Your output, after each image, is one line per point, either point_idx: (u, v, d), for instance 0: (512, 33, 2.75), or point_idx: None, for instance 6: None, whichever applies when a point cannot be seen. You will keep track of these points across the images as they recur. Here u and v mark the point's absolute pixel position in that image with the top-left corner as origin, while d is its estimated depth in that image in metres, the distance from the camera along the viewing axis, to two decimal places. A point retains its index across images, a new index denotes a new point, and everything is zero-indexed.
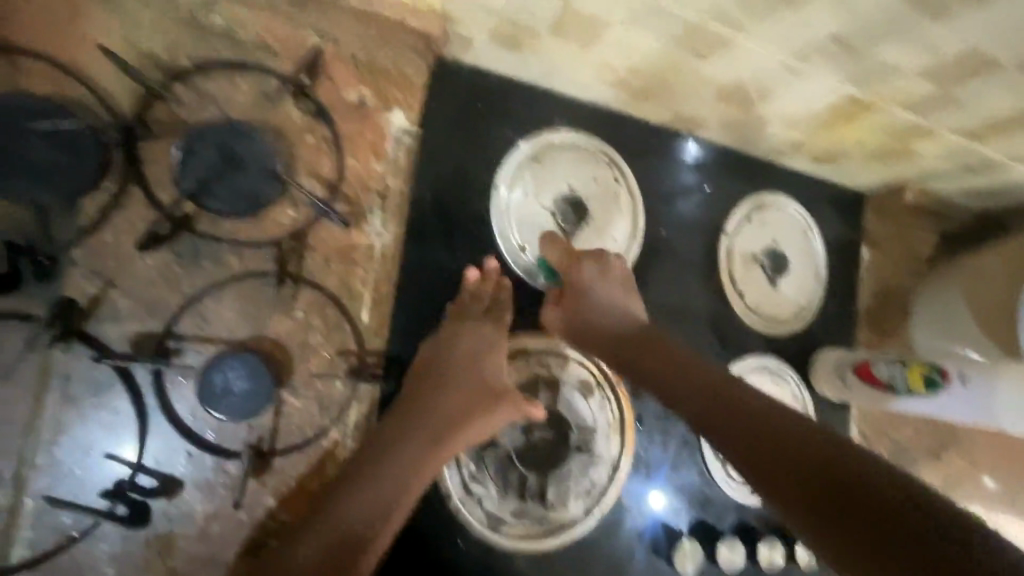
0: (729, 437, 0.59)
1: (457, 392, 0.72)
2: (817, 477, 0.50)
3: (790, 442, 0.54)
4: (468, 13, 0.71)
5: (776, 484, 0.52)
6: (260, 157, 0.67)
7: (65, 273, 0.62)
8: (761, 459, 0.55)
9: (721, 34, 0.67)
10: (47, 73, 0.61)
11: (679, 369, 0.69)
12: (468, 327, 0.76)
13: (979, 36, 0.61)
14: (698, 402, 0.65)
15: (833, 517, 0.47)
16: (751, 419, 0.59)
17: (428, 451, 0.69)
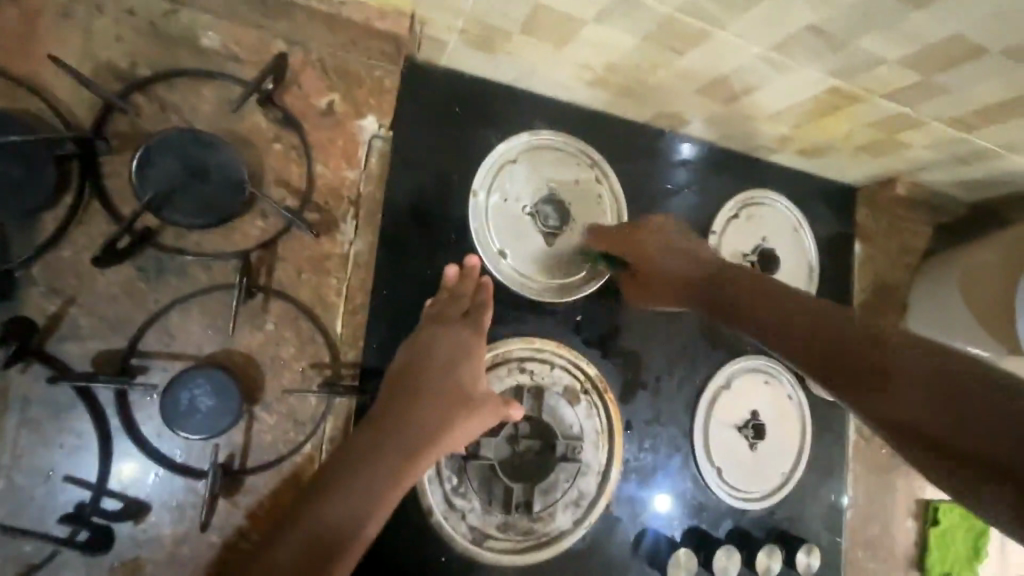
0: (806, 359, 0.61)
1: (432, 401, 0.68)
2: (903, 361, 0.52)
3: (866, 337, 0.56)
4: (436, 14, 0.69)
5: (859, 389, 0.54)
6: (225, 165, 0.65)
7: (23, 290, 0.60)
8: (843, 361, 0.57)
9: (697, 28, 0.65)
10: (1, 86, 0.60)
11: (745, 296, 0.70)
12: (444, 330, 0.73)
13: (960, 23, 0.59)
14: (765, 320, 0.67)
15: (921, 418, 0.48)
16: (823, 322, 0.61)
17: (401, 462, 0.64)
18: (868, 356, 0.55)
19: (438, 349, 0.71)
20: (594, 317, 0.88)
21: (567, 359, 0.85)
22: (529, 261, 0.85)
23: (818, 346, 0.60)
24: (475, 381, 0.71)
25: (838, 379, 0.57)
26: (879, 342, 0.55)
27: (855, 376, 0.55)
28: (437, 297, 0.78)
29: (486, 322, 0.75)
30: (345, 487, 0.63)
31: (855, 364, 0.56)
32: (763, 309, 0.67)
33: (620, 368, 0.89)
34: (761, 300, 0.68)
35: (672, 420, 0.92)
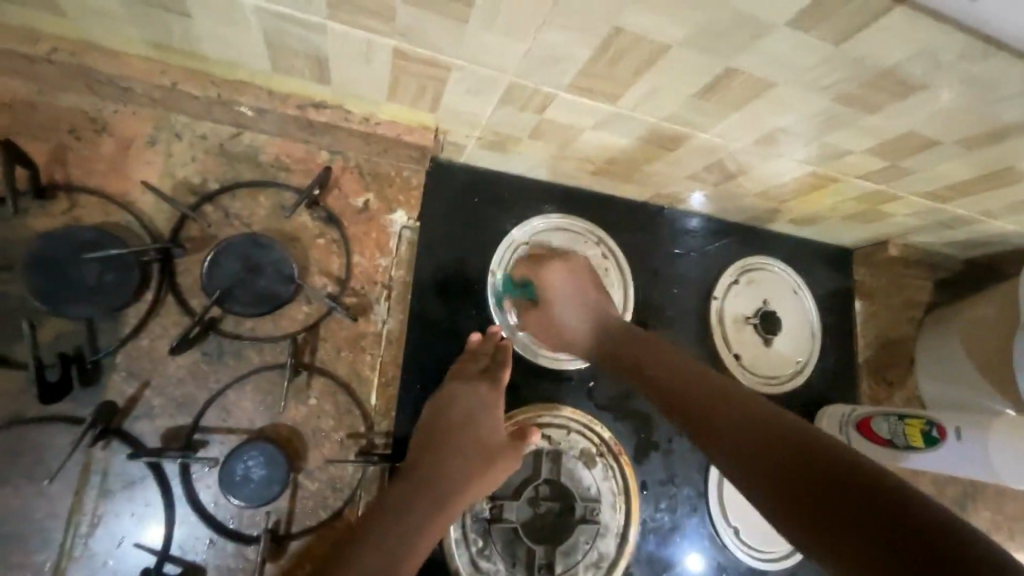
0: (744, 462, 0.54)
1: (461, 450, 0.75)
2: (855, 488, 0.45)
3: (817, 452, 0.49)
4: (456, 126, 0.80)
5: (801, 515, 0.47)
6: (277, 262, 0.75)
7: (107, 376, 0.70)
8: (787, 476, 0.50)
9: (681, 131, 0.75)
10: (98, 204, 0.72)
11: (700, 391, 0.64)
12: (466, 390, 0.81)
13: (911, 122, 0.68)
14: (712, 420, 0.60)
15: (822, 501, 0.46)
16: (772, 433, 0.54)
17: (436, 508, 0.71)
18: (816, 481, 0.47)
19: (461, 405, 0.79)
20: (606, 382, 0.94)
21: (583, 422, 0.90)
22: None
23: (756, 460, 0.53)
24: (496, 431, 0.79)
25: (780, 497, 0.49)
26: (827, 465, 0.48)
27: (797, 500, 0.48)
28: (458, 359, 0.86)
29: (503, 377, 0.83)
30: (385, 531, 0.68)
31: (795, 491, 0.48)
32: (676, 387, 0.66)
33: (632, 430, 0.94)
34: (676, 378, 0.67)
35: (686, 480, 0.96)
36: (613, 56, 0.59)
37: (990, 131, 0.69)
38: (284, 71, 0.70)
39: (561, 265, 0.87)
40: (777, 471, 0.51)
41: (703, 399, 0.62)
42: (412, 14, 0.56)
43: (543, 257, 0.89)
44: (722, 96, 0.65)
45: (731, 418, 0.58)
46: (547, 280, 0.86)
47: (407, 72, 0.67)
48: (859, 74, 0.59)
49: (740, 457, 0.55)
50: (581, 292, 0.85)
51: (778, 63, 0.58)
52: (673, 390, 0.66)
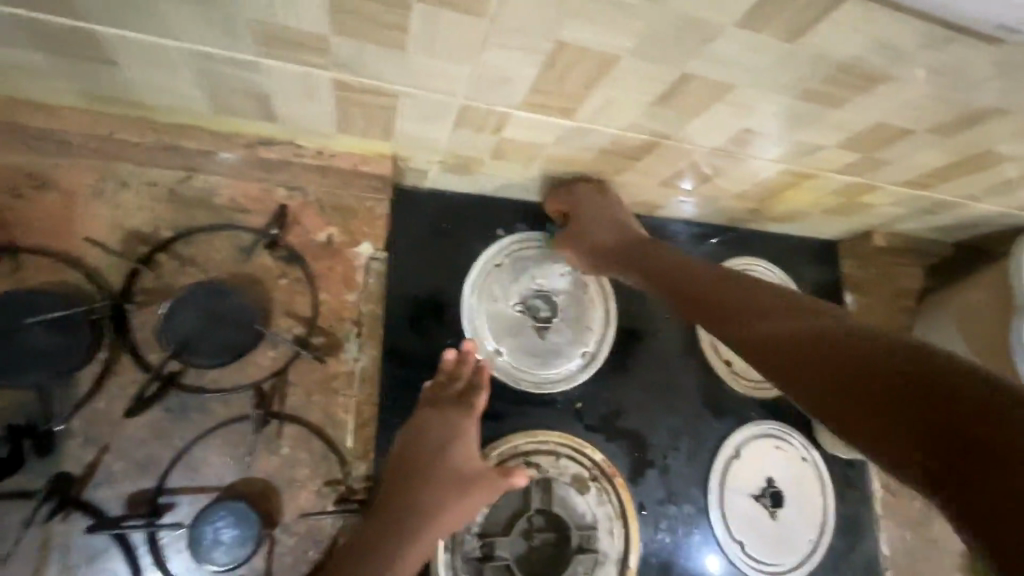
0: (812, 385, 0.52)
1: (431, 482, 0.72)
2: (938, 400, 0.42)
3: (886, 366, 0.47)
4: (414, 152, 0.77)
5: (855, 423, 0.47)
6: (237, 309, 0.72)
7: (63, 444, 0.66)
8: (858, 394, 0.48)
9: (645, 140, 0.72)
10: (42, 263, 0.68)
11: (762, 322, 0.61)
12: (438, 416, 0.76)
13: (883, 114, 0.65)
14: (771, 349, 0.58)
15: (874, 403, 0.46)
16: (840, 349, 0.51)
17: (408, 544, 0.69)
18: (893, 398, 0.45)
19: (434, 435, 0.74)
20: (593, 402, 0.91)
21: (571, 447, 0.87)
22: (524, 354, 0.89)
23: (826, 381, 0.51)
24: (471, 462, 0.74)
25: (851, 415, 0.48)
26: (904, 377, 0.45)
27: (872, 420, 0.46)
28: (434, 378, 0.81)
29: (481, 407, 0.78)
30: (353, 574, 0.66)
31: (868, 406, 0.46)
32: (724, 300, 0.67)
33: (625, 449, 0.90)
34: (724, 291, 0.68)
35: (686, 496, 0.92)
36: (563, 72, 0.57)
37: (963, 117, 0.66)
38: (224, 110, 0.67)
39: (595, 186, 0.86)
40: (840, 390, 0.49)
41: (752, 315, 0.63)
42: (346, 44, 0.53)
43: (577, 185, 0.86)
44: (682, 102, 0.63)
45: (796, 345, 0.56)
46: (572, 200, 0.86)
47: (353, 103, 0.64)
48: (822, 70, 0.56)
49: (816, 392, 0.51)
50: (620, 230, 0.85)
51: (733, 66, 0.56)
52: (723, 303, 0.67)
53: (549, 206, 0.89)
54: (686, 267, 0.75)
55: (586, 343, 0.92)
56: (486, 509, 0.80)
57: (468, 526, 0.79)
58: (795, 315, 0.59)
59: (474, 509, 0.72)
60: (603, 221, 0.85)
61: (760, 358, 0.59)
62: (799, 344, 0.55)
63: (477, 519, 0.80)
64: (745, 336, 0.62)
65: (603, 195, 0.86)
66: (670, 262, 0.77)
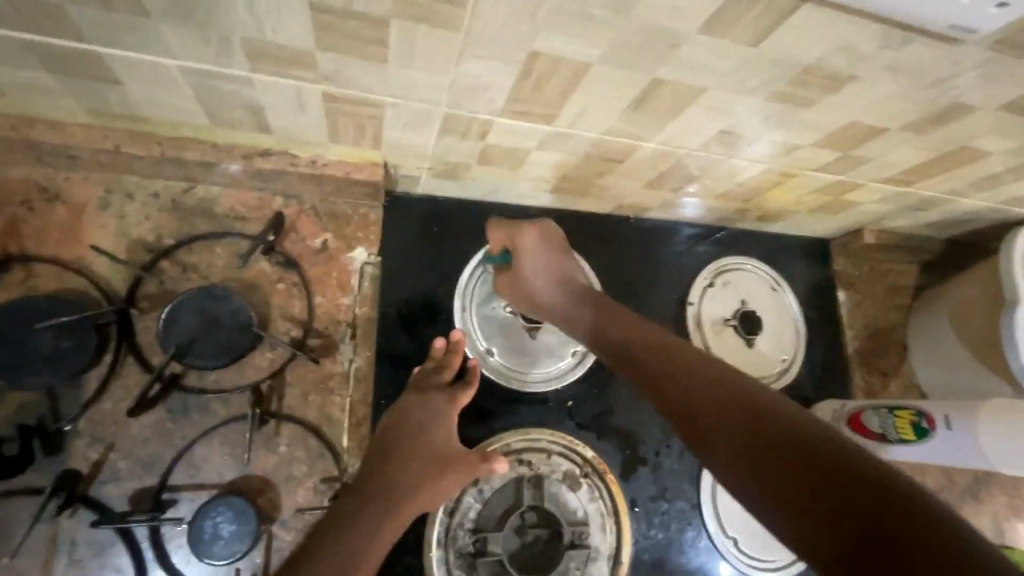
0: (742, 462, 0.52)
1: (412, 459, 0.73)
2: (853, 484, 0.44)
3: (821, 458, 0.47)
4: (404, 160, 0.80)
5: (765, 488, 0.49)
6: (234, 312, 0.74)
7: (71, 443, 0.69)
8: (789, 476, 0.48)
9: (625, 143, 0.74)
10: (53, 271, 0.72)
11: (697, 376, 0.61)
12: (421, 401, 0.78)
13: (854, 113, 0.67)
14: (705, 417, 0.57)
15: (780, 472, 0.49)
16: (774, 430, 0.52)
17: (384, 521, 0.69)
18: (808, 474, 0.47)
19: (414, 418, 0.77)
20: (585, 401, 0.92)
21: (563, 445, 0.89)
22: (515, 354, 0.91)
23: (756, 460, 0.51)
24: (449, 442, 0.77)
25: (777, 493, 0.48)
26: (832, 472, 0.46)
27: (784, 491, 0.48)
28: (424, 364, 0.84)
29: (464, 399, 0.80)
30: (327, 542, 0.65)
31: (790, 481, 0.48)
32: (641, 350, 0.68)
33: (617, 447, 0.92)
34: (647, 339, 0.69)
35: (679, 492, 0.93)
36: (538, 80, 0.59)
37: (933, 114, 0.68)
38: (221, 123, 0.70)
39: (535, 228, 0.84)
40: (756, 460, 0.51)
41: (674, 365, 0.64)
42: (329, 60, 0.56)
43: (525, 235, 0.83)
44: (656, 106, 0.65)
45: (728, 413, 0.55)
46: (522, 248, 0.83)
47: (341, 113, 0.67)
48: (787, 73, 0.58)
49: (731, 451, 0.53)
50: (565, 281, 0.81)
51: (699, 68, 0.57)
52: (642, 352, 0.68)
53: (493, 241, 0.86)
54: (627, 320, 0.73)
55: (577, 343, 0.93)
56: (479, 505, 0.82)
57: (461, 522, 0.81)
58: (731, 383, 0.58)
59: (453, 488, 0.74)
60: (555, 276, 0.82)
61: (676, 411, 0.60)
62: (724, 400, 0.57)
63: (471, 514, 0.82)
64: (665, 385, 0.63)
65: (551, 240, 0.84)
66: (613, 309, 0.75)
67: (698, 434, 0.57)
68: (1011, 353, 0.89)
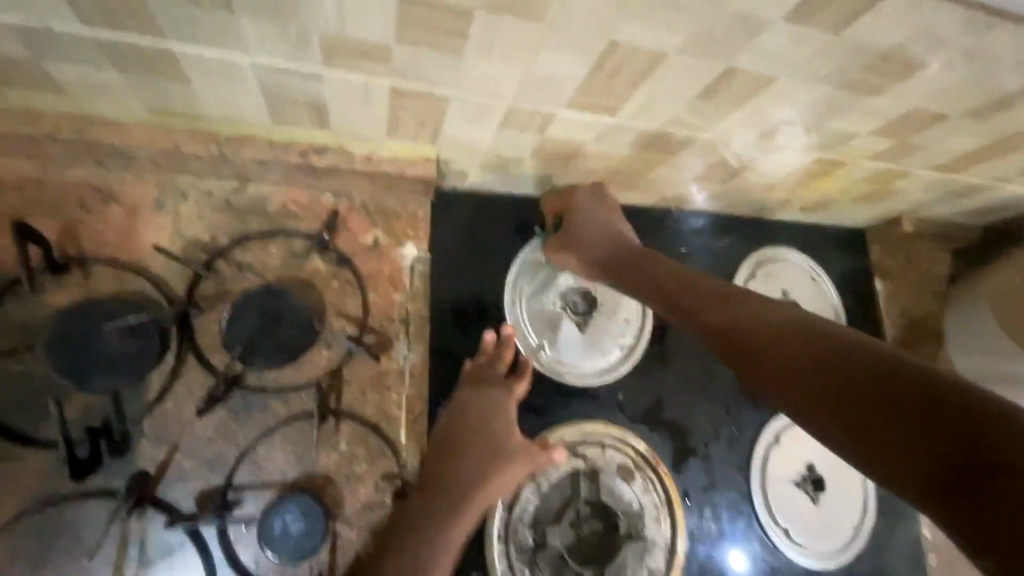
0: (797, 395, 0.47)
1: (476, 455, 0.74)
2: (926, 402, 0.39)
3: (884, 384, 0.42)
4: (457, 155, 0.80)
5: (826, 418, 0.44)
6: (294, 310, 0.74)
7: (136, 445, 0.69)
8: (852, 410, 0.43)
9: (683, 135, 0.74)
10: (111, 273, 0.72)
11: (741, 314, 0.57)
12: (479, 396, 0.78)
13: (919, 100, 0.67)
14: (755, 362, 0.52)
15: (839, 398, 0.44)
16: (829, 362, 0.46)
17: (456, 513, 0.71)
18: (871, 398, 0.42)
19: (472, 410, 0.76)
20: (635, 394, 0.92)
21: (616, 437, 0.89)
22: (564, 347, 0.91)
23: (804, 390, 0.47)
24: (511, 435, 0.76)
25: (839, 423, 0.43)
26: (902, 395, 0.40)
27: (847, 419, 0.43)
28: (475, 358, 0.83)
29: (519, 391, 0.79)
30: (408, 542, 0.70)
31: (854, 409, 0.43)
32: (684, 295, 0.65)
33: (668, 439, 0.92)
34: (688, 283, 0.66)
35: (729, 483, 0.94)
36: (610, 71, 0.59)
37: (996, 100, 0.68)
38: (281, 120, 0.70)
39: (585, 196, 0.85)
40: (813, 389, 0.46)
41: (719, 305, 0.60)
42: (406, 53, 0.56)
43: (577, 198, 0.85)
44: (723, 96, 0.65)
45: (776, 356, 0.51)
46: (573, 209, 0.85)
47: (406, 108, 0.66)
48: (862, 60, 0.58)
49: (786, 383, 0.49)
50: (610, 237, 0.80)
51: (775, 57, 0.57)
52: (684, 298, 0.65)
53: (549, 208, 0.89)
54: (665, 268, 0.70)
55: (624, 337, 0.94)
56: (538, 500, 0.82)
57: (521, 517, 0.81)
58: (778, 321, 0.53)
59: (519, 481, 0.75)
60: (604, 234, 0.81)
61: (726, 350, 0.57)
62: (772, 332, 0.53)
63: (529, 509, 0.82)
64: (711, 327, 0.60)
65: (602, 204, 0.84)
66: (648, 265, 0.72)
67: (751, 370, 0.53)
68: None
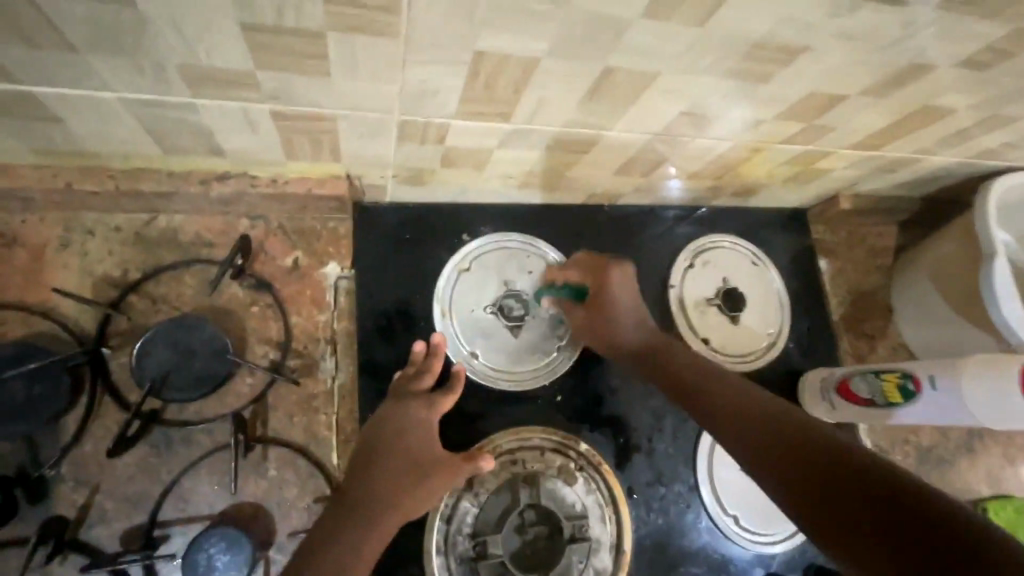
0: (762, 461, 0.65)
1: (390, 467, 0.72)
2: (874, 494, 0.55)
3: (852, 476, 0.58)
4: (367, 170, 0.79)
5: (790, 487, 0.62)
6: (209, 341, 0.73)
7: (55, 489, 0.69)
8: (815, 484, 0.60)
9: (587, 134, 0.73)
10: (17, 316, 0.71)
11: (706, 382, 0.76)
12: (397, 408, 0.77)
13: (811, 83, 0.66)
14: (735, 425, 0.70)
15: (815, 478, 0.60)
16: (804, 447, 0.63)
17: (366, 525, 0.69)
18: (831, 482, 0.59)
19: (393, 424, 0.75)
20: (574, 395, 0.92)
21: (555, 441, 0.88)
22: (500, 355, 0.91)
23: (766, 453, 0.65)
24: (428, 447, 0.75)
25: (802, 497, 0.60)
26: (889, 501, 0.54)
27: (815, 498, 0.59)
28: (402, 370, 0.83)
29: (445, 405, 0.79)
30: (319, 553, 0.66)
31: (815, 478, 0.60)
32: (681, 372, 0.78)
33: (611, 437, 0.92)
34: (685, 361, 0.79)
35: (675, 476, 0.93)
36: (489, 79, 0.58)
37: (891, 77, 0.67)
38: (173, 151, 0.69)
39: (621, 278, 0.84)
40: (783, 464, 0.63)
41: (702, 377, 0.76)
42: (272, 78, 0.55)
43: (610, 280, 0.84)
44: (612, 95, 0.64)
45: (762, 431, 0.67)
46: (608, 285, 0.84)
47: (294, 130, 0.66)
48: (738, 50, 0.58)
49: (763, 455, 0.65)
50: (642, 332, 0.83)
51: (650, 54, 0.57)
52: (679, 374, 0.78)
53: (568, 273, 0.88)
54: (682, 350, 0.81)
55: (561, 337, 0.93)
56: (477, 509, 0.82)
57: (460, 527, 0.81)
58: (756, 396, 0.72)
59: (435, 494, 0.73)
60: (636, 328, 0.84)
61: (713, 421, 0.72)
62: (752, 413, 0.69)
63: (469, 519, 0.82)
64: (695, 398, 0.75)
65: (629, 284, 0.84)
66: (673, 350, 0.81)
67: (727, 440, 0.70)
68: (994, 305, 0.91)
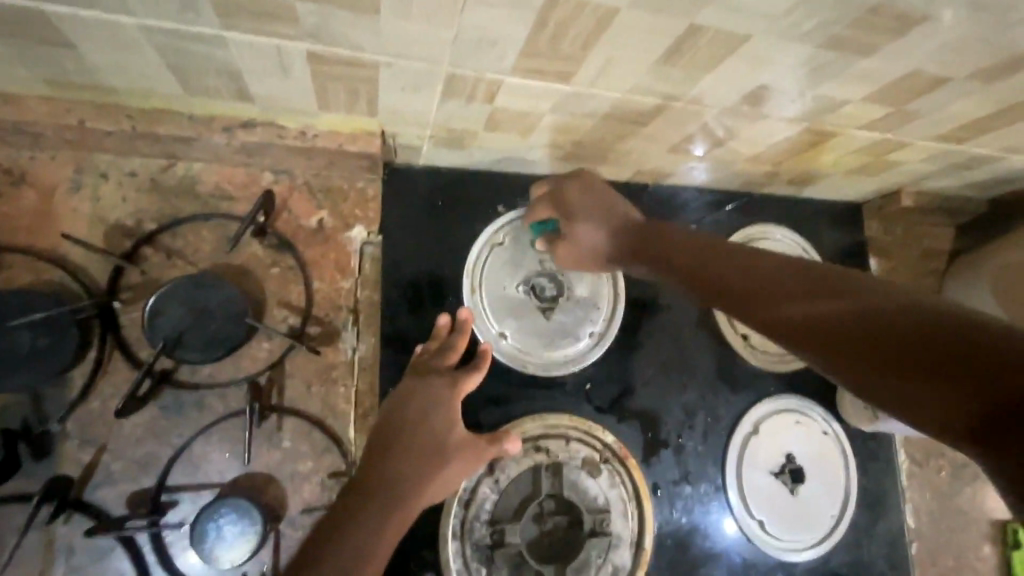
0: (818, 344, 0.44)
1: (413, 447, 0.67)
2: (979, 356, 0.35)
3: (934, 329, 0.38)
4: (402, 127, 0.72)
5: (847, 363, 0.42)
6: (226, 300, 0.68)
7: (60, 445, 0.65)
8: (875, 351, 0.40)
9: (650, 103, 0.66)
10: (23, 261, 0.66)
11: (721, 260, 0.57)
12: (421, 386, 0.72)
13: (914, 60, 0.58)
14: (775, 310, 0.49)
15: (866, 347, 0.41)
16: (868, 308, 0.42)
17: (385, 512, 0.63)
18: (897, 346, 0.39)
19: (415, 403, 0.71)
20: (604, 383, 0.87)
21: (581, 431, 0.84)
22: (529, 336, 0.85)
23: (822, 336, 0.44)
24: (452, 427, 0.71)
25: (859, 372, 0.41)
26: (992, 351, 0.35)
27: (876, 369, 0.40)
28: (426, 345, 0.79)
29: (469, 383, 0.74)
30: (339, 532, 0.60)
31: (869, 351, 0.41)
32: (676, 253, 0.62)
33: (639, 430, 0.87)
34: (679, 242, 0.63)
35: (702, 474, 0.89)
36: (555, 31, 0.51)
37: (1005, 60, 0.59)
38: (195, 91, 0.62)
39: (577, 180, 0.76)
40: (841, 339, 0.42)
41: (712, 255, 0.58)
42: (312, 11, 0.48)
43: (566, 188, 0.76)
44: (690, 59, 0.57)
45: (826, 317, 0.44)
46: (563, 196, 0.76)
47: (329, 76, 0.59)
48: (847, 13, 0.50)
49: (797, 331, 0.46)
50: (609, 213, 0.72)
51: (745, 11, 0.49)
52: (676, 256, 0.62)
53: (538, 211, 0.78)
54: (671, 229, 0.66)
55: (594, 323, 0.88)
56: (496, 496, 0.79)
57: (477, 514, 0.78)
58: (790, 262, 0.51)
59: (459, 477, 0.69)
60: (597, 209, 0.73)
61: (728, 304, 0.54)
62: (775, 280, 0.50)
63: (487, 506, 0.78)
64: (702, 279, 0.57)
65: (592, 186, 0.75)
66: (668, 236, 0.65)
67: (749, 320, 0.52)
68: None
